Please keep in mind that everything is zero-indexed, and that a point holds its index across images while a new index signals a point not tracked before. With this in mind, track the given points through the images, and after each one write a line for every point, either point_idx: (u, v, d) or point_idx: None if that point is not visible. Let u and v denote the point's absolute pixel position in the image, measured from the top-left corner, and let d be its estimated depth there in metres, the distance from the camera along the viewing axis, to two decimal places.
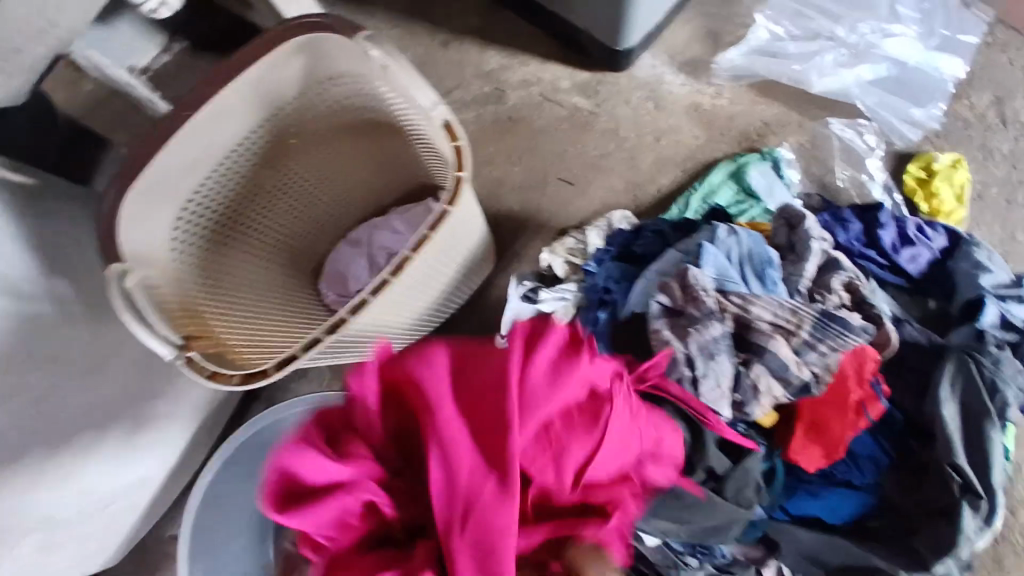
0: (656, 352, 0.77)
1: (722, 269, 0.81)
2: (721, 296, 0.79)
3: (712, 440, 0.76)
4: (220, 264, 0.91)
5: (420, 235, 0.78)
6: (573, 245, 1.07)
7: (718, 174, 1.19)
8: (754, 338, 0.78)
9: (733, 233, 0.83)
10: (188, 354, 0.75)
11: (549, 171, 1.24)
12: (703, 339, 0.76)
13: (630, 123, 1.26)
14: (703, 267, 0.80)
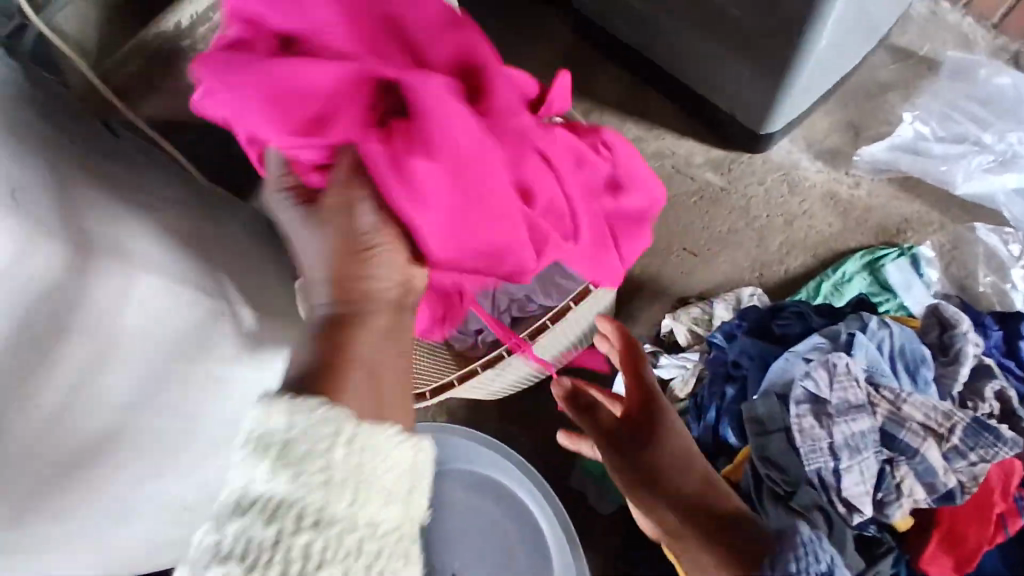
0: (800, 435, 0.75)
1: (873, 361, 0.80)
2: (871, 389, 0.78)
3: (849, 537, 0.73)
4: None
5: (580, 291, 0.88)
6: (698, 314, 1.09)
7: (853, 262, 1.18)
8: (903, 437, 0.75)
9: (887, 325, 0.82)
10: None
11: (674, 239, 1.28)
12: (851, 430, 0.74)
13: (762, 202, 1.28)
14: (855, 356, 0.79)
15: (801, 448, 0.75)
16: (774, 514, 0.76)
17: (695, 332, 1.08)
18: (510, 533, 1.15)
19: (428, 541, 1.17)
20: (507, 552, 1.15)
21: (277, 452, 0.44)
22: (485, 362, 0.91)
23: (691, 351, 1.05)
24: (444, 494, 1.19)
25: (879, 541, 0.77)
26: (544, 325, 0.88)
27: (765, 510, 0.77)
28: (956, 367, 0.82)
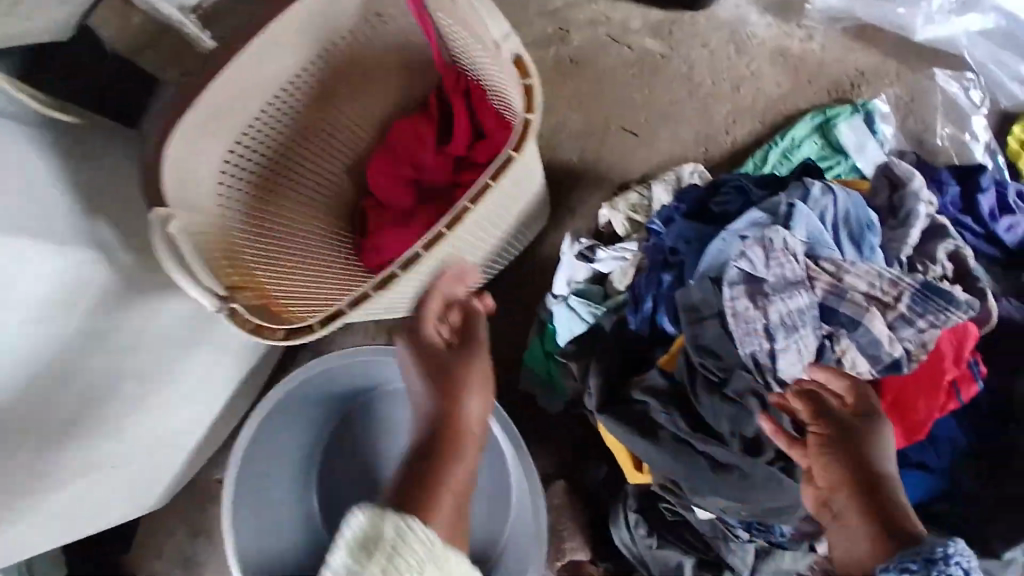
0: (733, 321, 0.69)
1: (815, 233, 0.72)
2: (810, 262, 0.71)
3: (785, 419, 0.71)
4: (270, 208, 0.88)
5: (482, 183, 0.70)
6: (636, 200, 1.00)
7: (803, 126, 1.09)
8: (842, 311, 0.69)
9: (832, 191, 0.74)
10: (231, 306, 0.70)
11: (612, 119, 1.16)
12: (787, 308, 0.68)
13: (706, 68, 1.15)
14: (794, 229, 0.71)
15: (735, 332, 0.69)
16: (709, 404, 0.72)
17: (633, 220, 0.99)
18: None
19: (383, 458, 1.17)
20: None
21: (384, 556, 0.61)
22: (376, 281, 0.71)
23: (630, 241, 0.98)
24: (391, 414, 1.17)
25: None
26: (440, 233, 0.70)
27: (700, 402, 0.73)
28: (904, 232, 0.75)
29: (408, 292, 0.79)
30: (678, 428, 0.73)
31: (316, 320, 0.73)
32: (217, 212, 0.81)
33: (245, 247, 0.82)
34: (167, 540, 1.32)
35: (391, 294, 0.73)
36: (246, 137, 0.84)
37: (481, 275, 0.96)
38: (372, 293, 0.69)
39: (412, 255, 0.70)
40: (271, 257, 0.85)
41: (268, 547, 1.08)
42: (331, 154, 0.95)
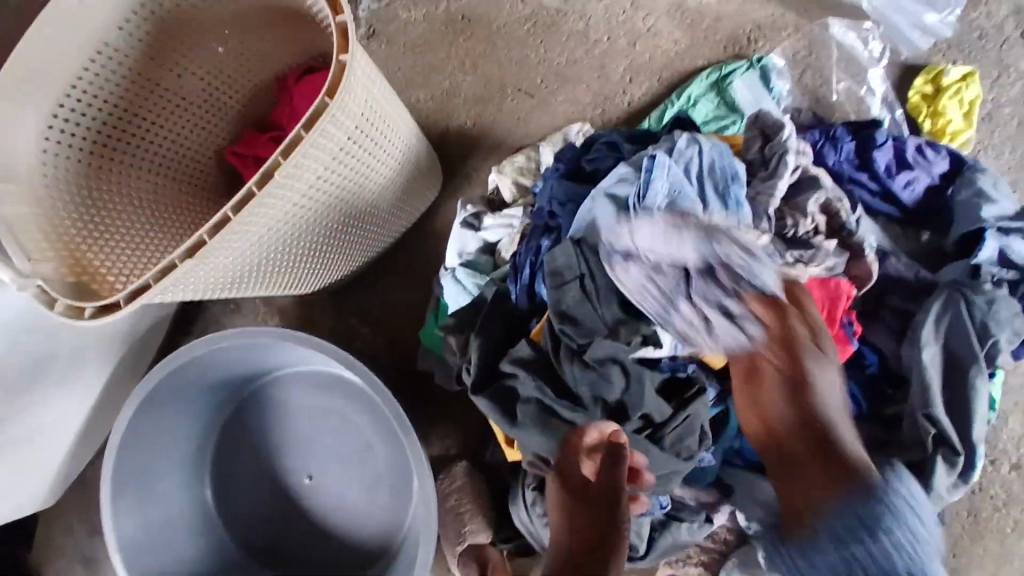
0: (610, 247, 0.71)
1: (677, 183, 0.70)
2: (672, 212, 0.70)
3: (647, 383, 0.72)
4: (109, 176, 0.83)
5: (293, 136, 0.64)
6: (523, 163, 0.95)
7: (699, 84, 1.05)
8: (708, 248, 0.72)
9: (697, 146, 0.72)
10: (34, 283, 0.66)
11: (506, 79, 1.10)
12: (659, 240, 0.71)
13: (602, 24, 1.09)
14: (654, 179, 0.70)
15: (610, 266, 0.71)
16: (571, 370, 0.74)
17: (521, 184, 0.94)
18: (364, 426, 1.07)
19: (275, 444, 1.10)
20: (362, 445, 1.07)
21: None
22: (187, 252, 0.65)
23: (515, 207, 0.93)
24: (285, 397, 1.10)
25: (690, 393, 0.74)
26: (249, 191, 0.63)
27: (562, 369, 0.74)
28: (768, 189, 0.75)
29: (242, 269, 0.72)
30: (545, 397, 0.75)
31: (123, 298, 0.67)
32: (35, 183, 0.74)
33: (74, 218, 0.77)
34: (57, 547, 1.22)
35: (211, 267, 0.67)
36: (69, 100, 0.77)
37: (359, 248, 0.89)
38: (179, 264, 0.64)
39: (222, 219, 0.64)
40: (101, 237, 0.78)
41: (157, 546, 1.00)
42: (182, 117, 0.89)
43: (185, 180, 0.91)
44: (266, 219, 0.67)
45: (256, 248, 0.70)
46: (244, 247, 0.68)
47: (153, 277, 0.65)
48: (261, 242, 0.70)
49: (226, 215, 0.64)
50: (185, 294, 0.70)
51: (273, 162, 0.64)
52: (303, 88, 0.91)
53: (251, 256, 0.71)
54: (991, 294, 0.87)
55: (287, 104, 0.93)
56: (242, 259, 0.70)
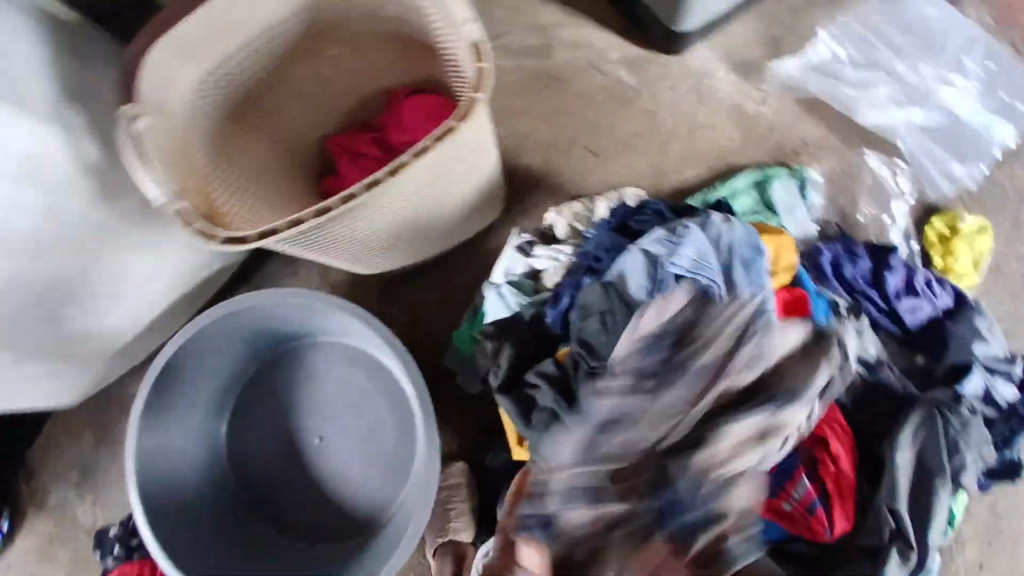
0: (629, 274, 0.84)
1: (702, 255, 0.83)
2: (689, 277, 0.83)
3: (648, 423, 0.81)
4: (234, 136, 0.97)
5: (424, 144, 0.75)
6: (580, 211, 1.08)
7: (742, 179, 1.18)
8: (714, 310, 0.83)
9: (729, 223, 0.85)
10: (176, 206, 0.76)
11: (577, 136, 1.24)
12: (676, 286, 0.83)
13: (670, 108, 1.24)
14: (684, 248, 0.82)
15: (633, 286, 0.84)
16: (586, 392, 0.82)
17: (575, 227, 1.07)
18: (381, 408, 1.17)
19: (296, 406, 1.19)
20: (375, 423, 1.16)
21: None
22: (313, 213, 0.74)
23: (565, 244, 1.05)
24: (318, 367, 1.19)
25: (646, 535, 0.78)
26: (377, 179, 0.75)
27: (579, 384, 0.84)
28: (754, 331, 0.81)
29: (337, 236, 0.84)
30: (560, 412, 0.82)
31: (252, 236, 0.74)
32: (185, 127, 0.87)
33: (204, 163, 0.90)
34: (53, 457, 1.24)
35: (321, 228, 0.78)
36: (226, 69, 0.92)
37: (420, 242, 1.04)
38: (308, 221, 0.73)
39: (349, 194, 0.75)
40: (222, 183, 0.90)
41: (166, 467, 1.09)
42: (302, 103, 1.05)
43: (287, 154, 1.06)
44: (376, 202, 0.79)
45: (356, 223, 0.82)
46: (352, 218, 0.80)
47: (278, 224, 0.74)
48: (362, 217, 0.81)
49: (354, 193, 0.75)
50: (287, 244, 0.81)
51: (401, 160, 0.75)
52: (411, 106, 1.05)
53: (347, 226, 0.82)
54: (966, 417, 0.98)
55: (393, 114, 1.08)
56: (342, 228, 0.82)
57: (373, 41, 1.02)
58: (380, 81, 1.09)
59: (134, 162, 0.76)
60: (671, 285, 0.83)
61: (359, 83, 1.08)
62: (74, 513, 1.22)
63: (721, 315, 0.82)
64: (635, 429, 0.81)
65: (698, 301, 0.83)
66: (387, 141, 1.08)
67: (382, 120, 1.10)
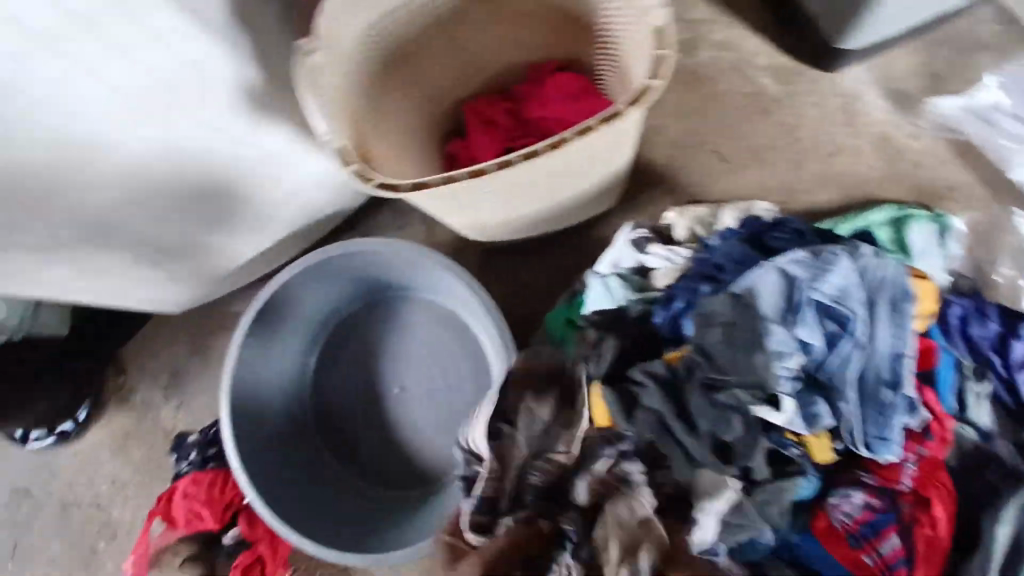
0: (766, 292, 0.82)
1: (846, 287, 0.82)
2: (825, 307, 0.82)
3: (761, 444, 0.79)
4: (385, 83, 0.98)
5: (587, 124, 0.74)
6: (702, 215, 1.05)
7: (880, 214, 1.12)
8: (843, 345, 0.82)
9: (880, 259, 0.83)
10: (337, 143, 0.78)
11: (708, 138, 1.20)
12: (813, 314, 0.81)
13: (811, 126, 1.19)
14: (829, 276, 0.81)
15: (767, 304, 0.82)
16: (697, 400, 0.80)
17: (694, 231, 1.04)
18: (464, 371, 1.19)
19: (383, 353, 1.22)
20: (456, 385, 1.19)
21: None
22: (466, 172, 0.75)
23: (683, 247, 1.03)
24: (410, 320, 1.22)
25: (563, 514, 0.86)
26: (535, 151, 0.74)
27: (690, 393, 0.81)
28: (873, 372, 0.82)
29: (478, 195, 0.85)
30: (667, 416, 0.81)
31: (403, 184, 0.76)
32: (348, 68, 0.89)
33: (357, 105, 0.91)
34: (138, 359, 1.21)
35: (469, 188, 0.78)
36: (395, 16, 0.92)
37: (536, 214, 1.03)
38: (460, 180, 0.74)
39: (506, 161, 0.74)
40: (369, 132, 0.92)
41: (260, 388, 1.14)
42: (450, 64, 1.05)
43: (424, 111, 1.07)
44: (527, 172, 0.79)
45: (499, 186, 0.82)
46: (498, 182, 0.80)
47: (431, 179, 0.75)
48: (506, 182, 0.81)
49: (511, 160, 0.74)
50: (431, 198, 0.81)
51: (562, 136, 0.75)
52: (556, 85, 1.05)
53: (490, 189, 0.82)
54: None
55: (534, 90, 1.07)
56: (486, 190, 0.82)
57: (535, 12, 1.02)
58: (527, 54, 1.09)
59: (308, 94, 0.77)
60: (806, 310, 0.82)
61: (505, 53, 1.08)
62: (152, 416, 1.19)
63: (850, 351, 0.82)
64: (742, 447, 0.79)
65: (831, 332, 0.82)
66: (522, 115, 1.07)
67: (520, 94, 1.09)
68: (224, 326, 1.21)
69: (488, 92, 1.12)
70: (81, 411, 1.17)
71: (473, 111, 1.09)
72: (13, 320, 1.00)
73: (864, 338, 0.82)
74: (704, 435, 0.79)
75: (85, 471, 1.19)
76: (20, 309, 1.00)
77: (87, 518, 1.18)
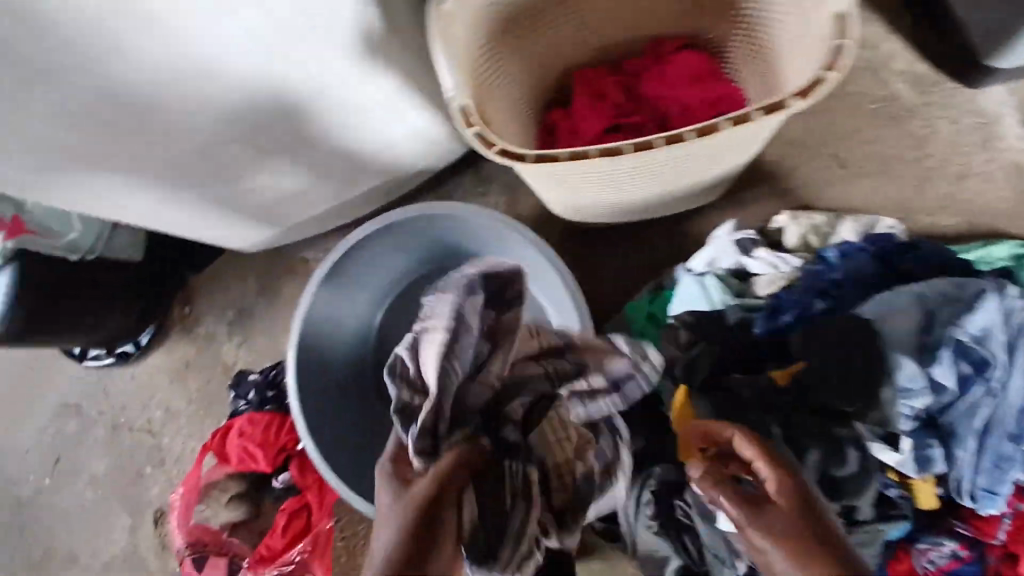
0: (898, 321, 0.78)
1: (989, 330, 0.77)
2: (962, 347, 0.77)
3: (872, 485, 0.74)
4: (507, 43, 0.92)
5: (744, 112, 0.67)
6: (819, 224, 0.98)
7: (1002, 247, 1.00)
8: (971, 389, 0.77)
9: None
10: (463, 103, 0.72)
11: (827, 141, 1.11)
12: (948, 352, 0.77)
13: (943, 143, 1.09)
14: (974, 317, 0.77)
15: (897, 333, 0.78)
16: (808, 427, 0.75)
17: (807, 240, 0.97)
18: None
19: None
20: None
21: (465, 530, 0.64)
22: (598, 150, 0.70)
23: (794, 255, 0.96)
24: None
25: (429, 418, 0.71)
26: (683, 135, 0.68)
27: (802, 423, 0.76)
28: (1000, 422, 0.78)
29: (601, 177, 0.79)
30: None
31: (529, 155, 0.71)
32: (478, 19, 0.82)
33: (479, 63, 0.85)
34: (205, 292, 1.19)
35: (600, 168, 0.73)
36: None
37: (642, 201, 0.98)
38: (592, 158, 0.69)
39: (646, 143, 0.69)
40: (486, 93, 0.86)
41: (327, 344, 1.09)
42: (571, 29, 0.99)
43: (534, 72, 1.00)
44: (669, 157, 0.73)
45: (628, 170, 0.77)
46: (623, 166, 0.74)
47: (560, 153, 0.70)
48: (635, 166, 0.75)
49: (653, 142, 0.69)
50: (554, 174, 0.76)
51: (712, 122, 0.68)
52: (679, 69, 0.98)
53: (615, 171, 0.76)
54: None
55: (654, 69, 1.00)
56: (613, 171, 0.77)
57: None
58: (653, 29, 1.02)
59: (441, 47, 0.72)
60: (942, 349, 0.77)
61: (631, 25, 1.00)
62: (212, 350, 1.17)
63: (980, 397, 0.77)
64: (851, 486, 0.74)
65: (965, 374, 0.78)
66: (637, 94, 1.01)
67: (637, 71, 1.02)
68: (294, 270, 1.17)
69: (601, 64, 1.05)
70: (144, 334, 1.16)
71: (583, 79, 1.03)
72: (87, 242, 0.98)
73: (999, 385, 0.77)
74: (812, 466, 0.73)
75: (139, 394, 1.18)
76: (95, 230, 0.98)
77: (135, 441, 1.17)
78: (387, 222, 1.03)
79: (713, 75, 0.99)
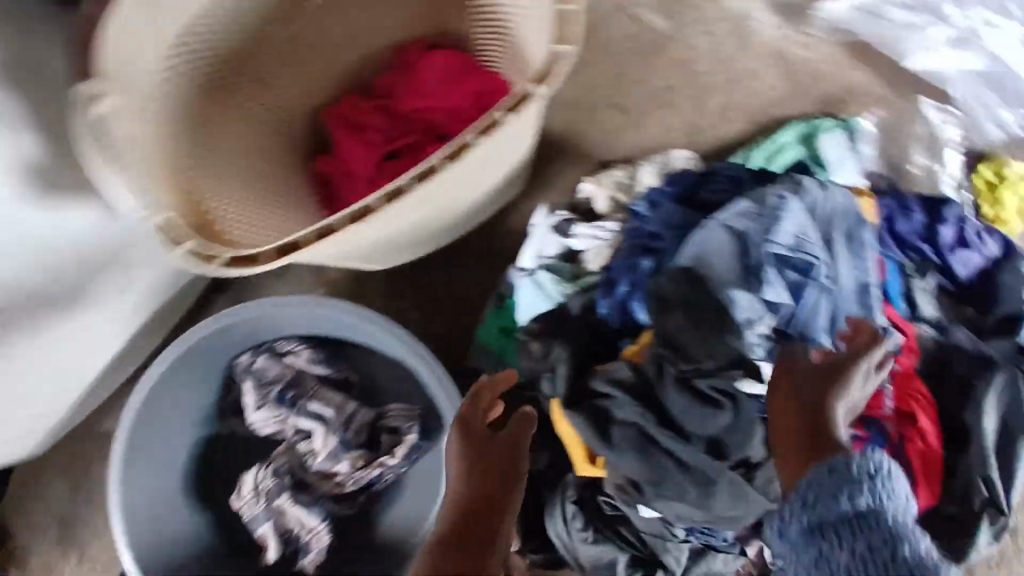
0: (716, 253, 0.77)
1: (802, 231, 0.78)
2: (783, 256, 0.77)
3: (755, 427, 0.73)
4: (217, 116, 0.84)
5: (486, 120, 0.66)
6: (619, 178, 0.95)
7: (789, 133, 1.05)
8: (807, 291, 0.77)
9: (823, 187, 0.81)
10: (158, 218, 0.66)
11: (603, 94, 1.09)
12: (769, 265, 0.77)
13: (707, 56, 1.10)
14: (782, 225, 0.77)
15: (721, 266, 0.77)
16: (674, 397, 0.74)
17: (617, 199, 0.94)
18: None
19: None
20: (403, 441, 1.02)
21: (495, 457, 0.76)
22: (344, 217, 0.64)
23: (608, 219, 0.92)
24: None
25: (306, 472, 0.94)
26: (433, 165, 0.65)
27: (664, 392, 0.75)
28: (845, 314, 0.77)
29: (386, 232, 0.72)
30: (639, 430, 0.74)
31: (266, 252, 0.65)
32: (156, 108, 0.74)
33: (185, 153, 0.78)
34: (20, 510, 1.00)
35: (368, 229, 0.67)
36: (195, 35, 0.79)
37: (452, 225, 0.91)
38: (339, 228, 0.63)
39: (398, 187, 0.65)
40: (201, 177, 0.78)
41: (170, 509, 0.94)
42: (294, 74, 0.92)
43: (280, 127, 0.91)
44: (440, 188, 0.68)
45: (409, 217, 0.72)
46: (390, 221, 0.68)
47: (302, 236, 0.64)
48: (409, 214, 0.70)
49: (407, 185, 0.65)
50: (325, 253, 0.70)
51: (459, 142, 0.65)
52: (429, 71, 0.91)
53: (388, 226, 0.70)
54: None
55: (406, 79, 0.93)
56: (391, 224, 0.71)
57: None
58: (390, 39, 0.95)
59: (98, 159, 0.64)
60: (768, 266, 0.77)
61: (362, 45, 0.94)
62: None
63: (819, 295, 0.77)
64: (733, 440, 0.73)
65: (797, 278, 0.78)
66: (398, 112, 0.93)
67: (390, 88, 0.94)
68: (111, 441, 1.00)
69: (353, 91, 0.96)
70: None
71: (337, 115, 0.93)
72: None
73: (830, 277, 0.78)
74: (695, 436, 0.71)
75: None
76: None
77: None
78: (184, 355, 0.89)
79: (468, 64, 0.92)
